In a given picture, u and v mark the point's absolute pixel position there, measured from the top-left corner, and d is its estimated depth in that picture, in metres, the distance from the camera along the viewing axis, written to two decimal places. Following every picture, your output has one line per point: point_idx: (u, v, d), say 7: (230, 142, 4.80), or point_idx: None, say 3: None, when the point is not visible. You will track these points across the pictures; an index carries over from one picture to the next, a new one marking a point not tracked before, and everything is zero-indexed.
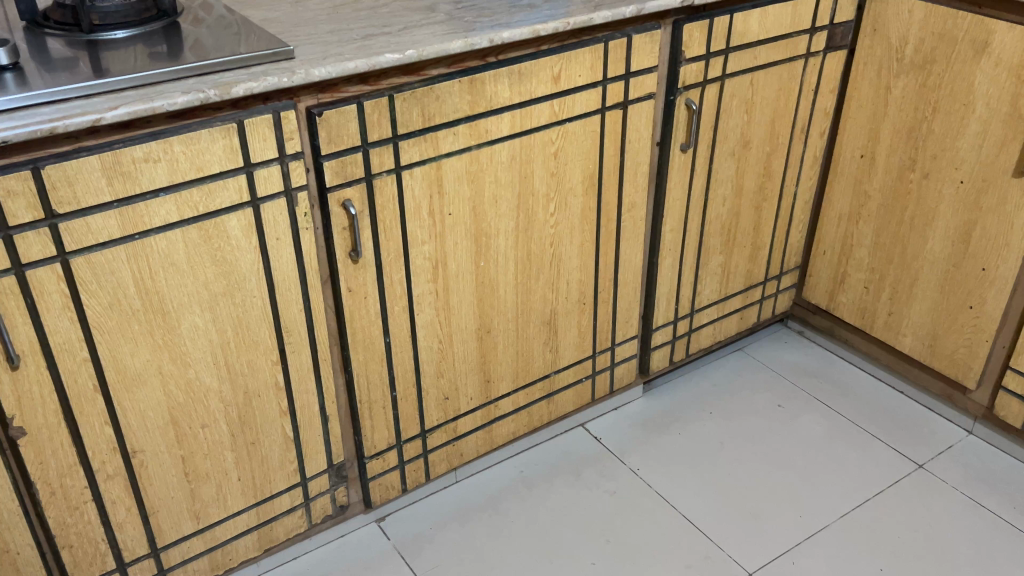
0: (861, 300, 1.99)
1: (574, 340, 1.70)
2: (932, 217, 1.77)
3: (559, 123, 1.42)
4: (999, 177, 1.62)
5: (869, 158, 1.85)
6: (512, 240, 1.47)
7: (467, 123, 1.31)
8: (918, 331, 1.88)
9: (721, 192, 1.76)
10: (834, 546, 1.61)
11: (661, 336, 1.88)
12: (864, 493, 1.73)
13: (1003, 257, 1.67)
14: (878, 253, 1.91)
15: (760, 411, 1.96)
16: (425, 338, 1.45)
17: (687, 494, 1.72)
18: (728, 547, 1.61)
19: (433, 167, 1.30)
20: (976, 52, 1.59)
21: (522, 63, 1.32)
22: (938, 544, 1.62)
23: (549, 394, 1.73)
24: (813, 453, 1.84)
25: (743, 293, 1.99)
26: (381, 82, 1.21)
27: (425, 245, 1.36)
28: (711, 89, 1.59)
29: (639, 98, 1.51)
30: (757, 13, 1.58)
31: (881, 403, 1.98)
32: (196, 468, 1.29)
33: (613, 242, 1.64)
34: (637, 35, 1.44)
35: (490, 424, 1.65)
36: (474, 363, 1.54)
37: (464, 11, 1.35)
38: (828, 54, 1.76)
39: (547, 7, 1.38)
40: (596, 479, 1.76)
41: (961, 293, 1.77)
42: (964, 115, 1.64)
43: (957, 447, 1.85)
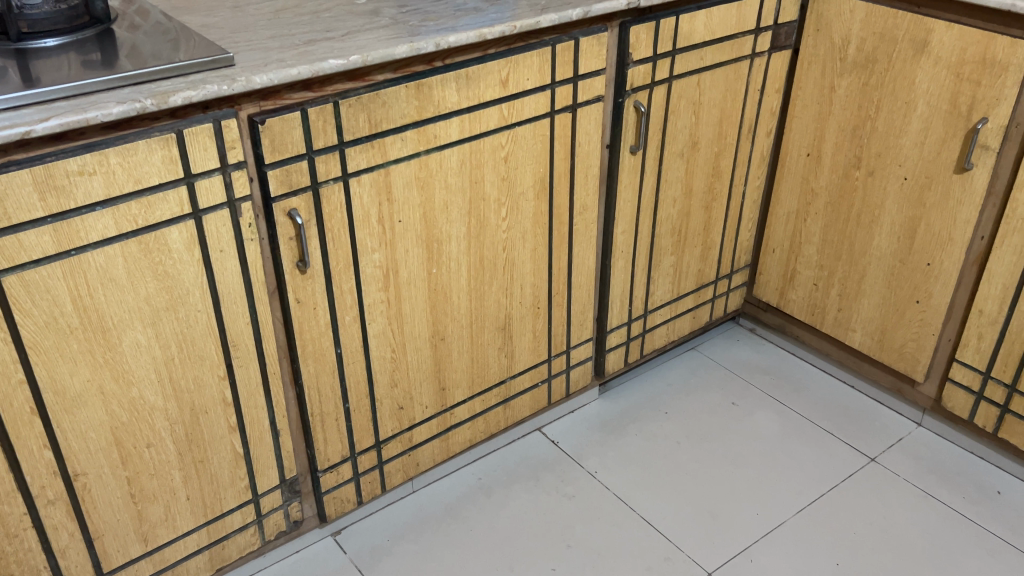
0: (810, 297, 2.01)
1: (529, 345, 1.69)
2: (878, 214, 1.79)
3: (508, 127, 1.41)
4: (942, 173, 1.65)
5: (814, 157, 1.87)
6: (464, 246, 1.45)
7: (415, 128, 1.29)
8: (867, 326, 1.90)
9: (671, 193, 1.76)
10: (791, 542, 1.62)
11: (616, 338, 1.87)
12: (819, 488, 1.75)
13: (947, 252, 1.70)
14: (826, 250, 1.93)
15: (715, 409, 1.97)
16: (377, 348, 1.42)
17: (645, 495, 1.72)
18: (688, 547, 1.61)
19: (381, 174, 1.28)
20: (916, 51, 1.62)
21: (469, 67, 1.31)
22: (892, 535, 1.64)
23: (505, 399, 1.71)
24: (768, 450, 1.85)
25: (695, 292, 2.00)
26: (325, 88, 1.18)
27: (376, 253, 1.34)
28: (659, 91, 1.60)
29: (588, 101, 1.50)
30: (702, 14, 1.58)
31: (833, 397, 2.01)
32: (142, 489, 1.25)
33: (566, 245, 1.63)
34: (584, 38, 1.43)
35: (446, 433, 1.63)
36: (428, 371, 1.52)
37: (409, 15, 1.33)
38: (773, 54, 1.78)
39: (493, 10, 1.37)
40: (554, 483, 1.75)
41: (907, 287, 1.79)
42: (907, 113, 1.67)
43: (907, 439, 1.88)
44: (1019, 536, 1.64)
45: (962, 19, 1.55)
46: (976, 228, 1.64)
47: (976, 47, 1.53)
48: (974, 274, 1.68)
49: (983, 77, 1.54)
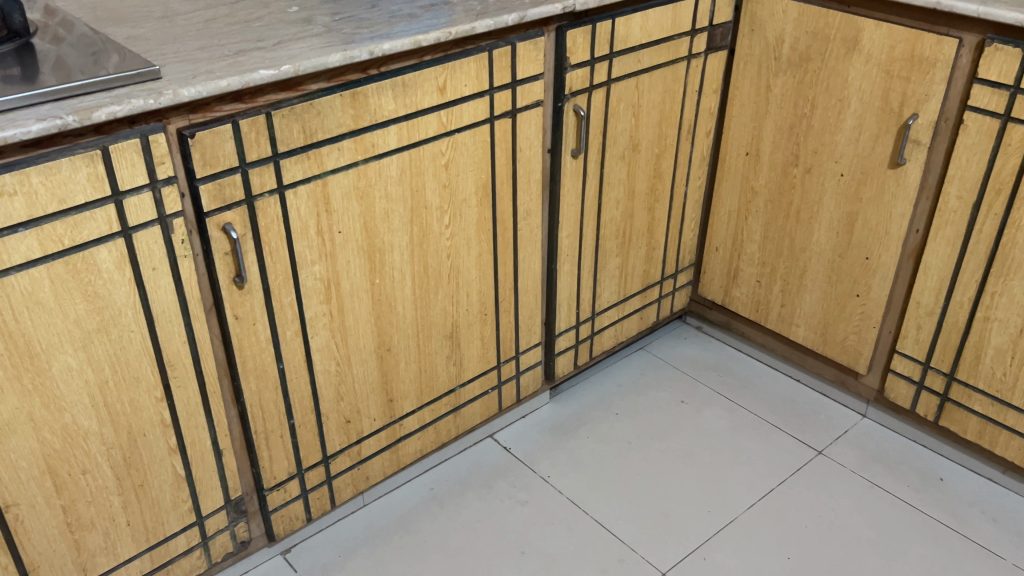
0: (754, 294, 2.03)
1: (477, 352, 1.67)
2: (816, 210, 1.82)
3: (447, 134, 1.39)
4: (877, 169, 1.68)
5: (753, 155, 1.89)
6: (407, 255, 1.44)
7: (352, 137, 1.26)
8: (810, 321, 1.93)
9: (614, 195, 1.77)
10: (742, 538, 1.64)
11: (565, 341, 1.87)
12: (769, 483, 1.77)
13: (884, 246, 1.73)
14: (767, 247, 1.95)
15: (664, 408, 1.98)
16: (321, 362, 1.40)
17: (598, 498, 1.72)
18: (641, 548, 1.61)
19: (318, 185, 1.25)
20: (848, 49, 1.65)
21: (405, 74, 1.29)
22: (840, 527, 1.66)
23: (455, 408, 1.70)
24: (718, 447, 1.86)
25: (642, 293, 2.01)
26: (257, 99, 1.16)
27: (316, 265, 1.31)
28: (598, 95, 1.60)
29: (527, 106, 1.49)
30: (638, 17, 1.59)
31: (779, 392, 2.03)
32: (79, 517, 1.21)
33: (511, 251, 1.62)
34: (521, 42, 1.43)
35: (396, 444, 1.61)
36: (375, 384, 1.50)
37: (343, 23, 1.31)
38: (709, 55, 1.80)
39: (428, 16, 1.36)
40: (506, 490, 1.74)
41: (848, 282, 1.82)
42: (841, 110, 1.70)
43: (852, 431, 1.91)
44: (962, 522, 1.68)
45: (891, 17, 1.58)
46: (911, 221, 1.67)
47: (905, 45, 1.56)
48: (910, 266, 1.72)
49: (912, 74, 1.57)
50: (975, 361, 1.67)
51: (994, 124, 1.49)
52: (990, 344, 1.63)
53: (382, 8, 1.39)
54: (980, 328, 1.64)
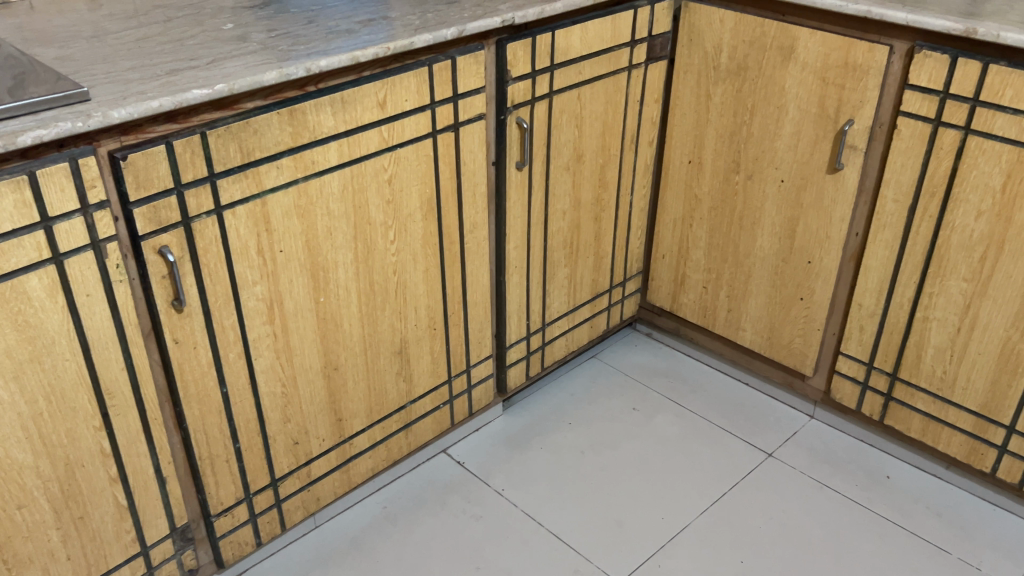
0: (701, 300, 2.05)
1: (427, 368, 1.66)
2: (759, 216, 1.85)
3: (389, 149, 1.38)
4: (815, 174, 1.71)
5: (696, 163, 1.91)
6: (351, 272, 1.42)
7: (291, 155, 1.25)
8: (756, 325, 1.96)
9: (560, 206, 1.77)
10: (696, 544, 1.64)
11: (516, 353, 1.87)
12: (720, 487, 1.78)
13: (825, 249, 1.76)
14: (713, 253, 1.97)
15: (616, 416, 1.99)
16: (265, 384, 1.37)
17: (552, 509, 1.72)
18: (596, 558, 1.61)
19: (257, 204, 1.24)
20: (784, 58, 1.67)
21: (344, 91, 1.28)
22: (791, 529, 1.68)
23: (406, 424, 1.68)
24: (670, 453, 1.87)
25: (591, 301, 2.01)
26: (191, 119, 1.14)
27: (257, 285, 1.29)
28: (540, 107, 1.60)
29: (469, 119, 1.49)
30: (577, 29, 1.60)
31: (729, 396, 2.06)
32: (16, 553, 1.17)
33: (458, 264, 1.62)
34: (461, 56, 1.42)
35: (347, 464, 1.59)
36: (323, 404, 1.48)
37: (279, 40, 1.30)
38: (650, 65, 1.81)
39: (366, 31, 1.35)
40: (460, 505, 1.72)
41: (791, 285, 1.85)
42: (779, 117, 1.73)
43: (801, 432, 1.94)
44: (909, 518, 1.71)
45: (824, 26, 1.61)
46: (851, 224, 1.71)
47: (839, 52, 1.59)
48: (851, 269, 1.75)
49: (847, 81, 1.60)
50: (916, 360, 1.70)
51: (926, 129, 1.53)
52: (930, 343, 1.67)
53: (319, 24, 1.38)
54: (920, 328, 1.67)
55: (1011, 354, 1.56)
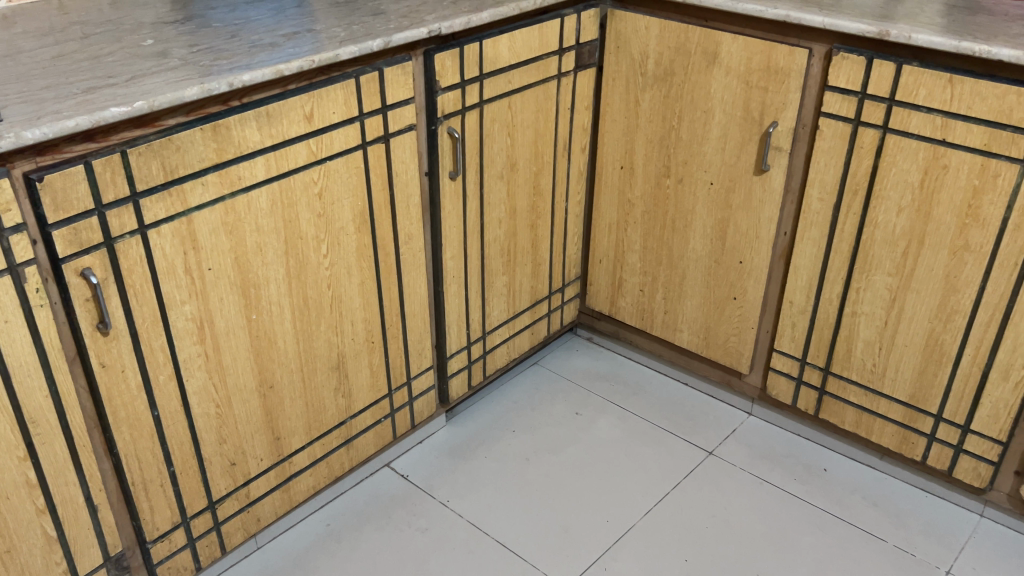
0: (638, 303, 2.07)
1: (366, 382, 1.64)
2: (690, 218, 1.88)
3: (318, 162, 1.37)
4: (743, 176, 1.75)
5: (628, 169, 1.94)
6: (284, 288, 1.40)
7: (216, 171, 1.23)
8: (692, 326, 1.99)
9: (496, 214, 1.77)
10: (642, 545, 1.66)
11: (457, 363, 1.86)
12: (663, 487, 1.80)
13: (755, 249, 1.80)
14: (648, 257, 2.00)
15: (559, 422, 1.99)
16: (198, 405, 1.35)
17: (498, 517, 1.72)
18: (543, 564, 1.61)
19: (183, 222, 1.21)
20: (708, 63, 1.71)
21: (269, 105, 1.26)
22: (733, 525, 1.71)
23: (347, 440, 1.66)
24: (613, 456, 1.89)
25: (530, 309, 2.02)
26: (110, 137, 1.11)
27: (186, 305, 1.27)
28: (471, 116, 1.61)
29: (399, 131, 1.48)
30: (505, 38, 1.60)
31: (669, 396, 2.08)
32: None
33: (394, 276, 1.61)
34: (388, 68, 1.42)
35: (287, 483, 1.57)
36: (259, 423, 1.46)
37: (200, 54, 1.28)
38: (579, 73, 1.83)
39: (291, 45, 1.33)
40: (405, 519, 1.71)
41: (724, 285, 1.88)
42: (706, 121, 1.76)
43: (740, 429, 1.97)
44: (846, 509, 1.75)
45: (745, 31, 1.65)
46: (779, 224, 1.75)
47: (760, 56, 1.63)
48: (781, 268, 1.79)
49: (770, 84, 1.64)
50: (847, 354, 1.75)
51: (846, 129, 1.57)
52: (860, 337, 1.71)
53: (242, 38, 1.36)
54: (849, 323, 1.72)
55: (936, 345, 1.61)
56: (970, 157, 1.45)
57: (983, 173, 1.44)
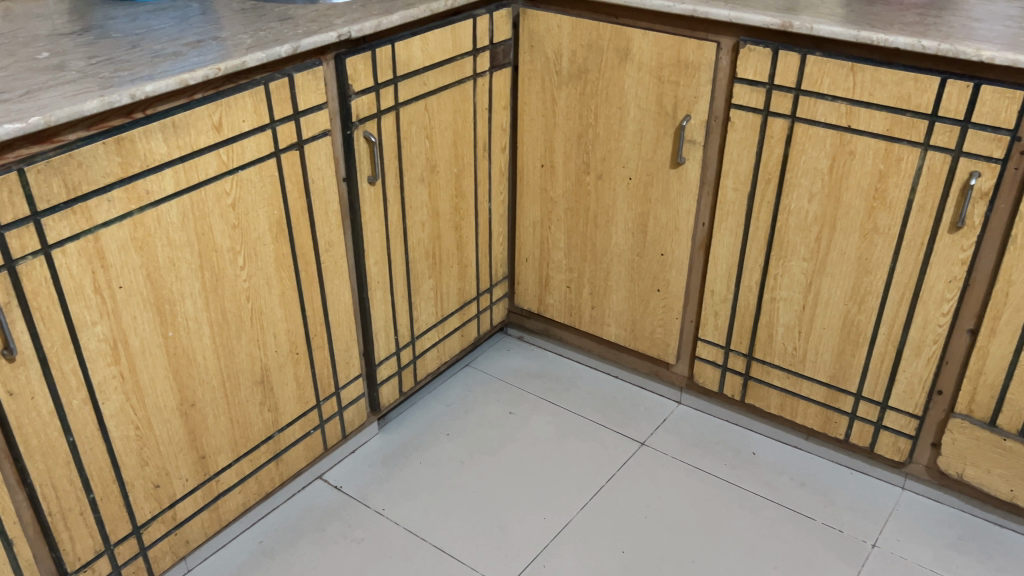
0: (566, 300, 2.09)
1: (293, 394, 1.62)
2: (612, 214, 1.89)
3: (230, 172, 1.34)
4: (660, 170, 1.77)
5: (548, 167, 1.94)
6: (201, 303, 1.37)
7: (122, 186, 1.19)
8: (619, 319, 2.01)
9: (418, 218, 1.76)
10: (579, 540, 1.67)
11: (386, 370, 1.84)
12: (598, 481, 1.82)
13: (675, 241, 1.83)
14: (572, 253, 2.01)
15: (492, 422, 1.99)
16: (117, 428, 1.30)
17: (435, 523, 1.71)
18: (481, 566, 1.61)
19: (90, 240, 1.17)
20: (621, 59, 1.73)
21: (175, 115, 1.23)
22: (667, 514, 1.73)
23: (276, 455, 1.63)
24: (548, 453, 1.89)
25: (459, 311, 2.01)
26: (5, 155, 1.06)
27: (97, 325, 1.22)
28: (387, 120, 1.59)
29: (313, 137, 1.46)
30: (417, 40, 1.59)
31: (600, 391, 2.10)
32: None
33: (316, 285, 1.58)
34: (298, 74, 1.40)
35: (215, 502, 1.53)
36: (182, 443, 1.42)
37: (99, 66, 1.24)
38: (494, 73, 1.83)
39: (195, 53, 1.30)
40: (340, 531, 1.69)
41: (648, 278, 1.91)
42: (621, 117, 1.78)
43: (671, 418, 2.00)
44: (775, 490, 1.79)
45: (655, 27, 1.67)
46: (697, 216, 1.78)
47: (670, 51, 1.66)
48: (702, 258, 1.82)
49: (681, 78, 1.67)
50: (768, 340, 1.79)
51: (756, 119, 1.61)
52: (779, 322, 1.75)
53: (143, 48, 1.32)
54: (769, 309, 1.76)
55: (852, 326, 1.66)
56: (874, 142, 1.50)
57: (887, 157, 1.49)
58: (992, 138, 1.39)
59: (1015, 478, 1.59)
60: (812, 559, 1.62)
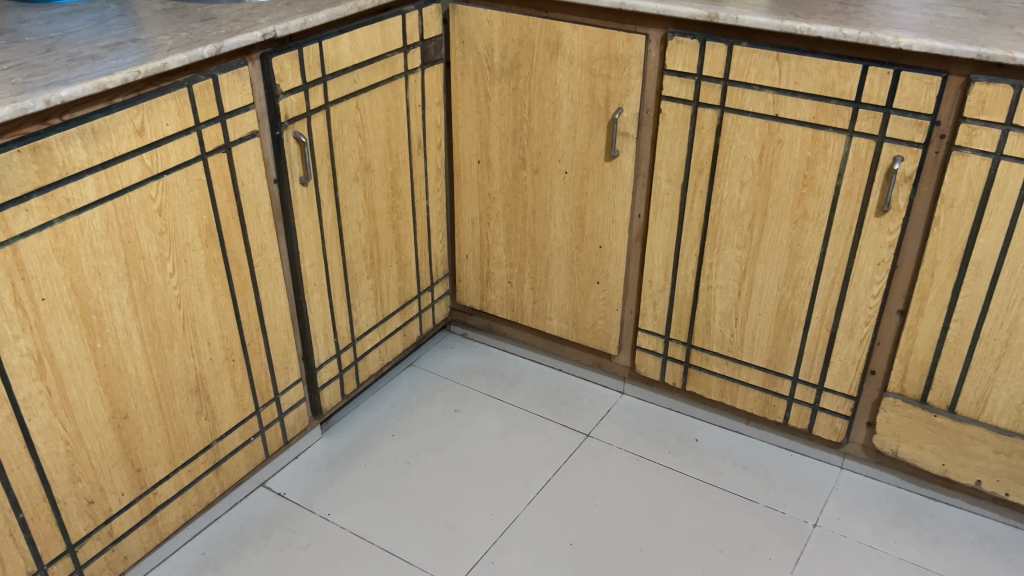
0: (508, 295, 2.08)
1: (230, 402, 1.58)
2: (549, 207, 1.90)
3: (154, 177, 1.31)
4: (595, 163, 1.78)
5: (484, 163, 1.94)
6: (130, 312, 1.33)
7: (41, 195, 1.15)
8: (561, 312, 2.01)
9: (353, 218, 1.74)
10: (527, 535, 1.67)
11: (327, 373, 1.82)
12: (545, 474, 1.82)
13: (613, 233, 1.84)
14: (512, 248, 2.01)
15: (437, 420, 1.98)
16: (45, 445, 1.26)
17: (382, 525, 1.69)
18: (430, 566, 1.60)
19: (7, 252, 1.14)
20: (552, 53, 1.73)
21: (94, 120, 1.19)
22: (614, 504, 1.74)
23: (216, 464, 1.60)
24: (493, 449, 1.89)
25: (400, 310, 1.99)
26: None
27: (19, 340, 1.19)
28: (317, 119, 1.57)
29: (241, 138, 1.43)
30: (346, 38, 1.57)
31: (545, 384, 2.10)
32: None
33: (250, 290, 1.55)
34: (223, 74, 1.37)
35: (154, 515, 1.50)
36: (116, 456, 1.38)
37: (12, 71, 1.19)
38: (426, 69, 1.82)
39: (113, 56, 1.26)
40: (285, 538, 1.66)
41: (587, 271, 1.92)
42: (555, 111, 1.78)
43: (615, 409, 2.02)
44: (718, 475, 1.82)
45: (584, 20, 1.68)
46: (633, 208, 1.79)
47: (601, 44, 1.66)
48: (639, 249, 1.84)
49: (612, 71, 1.68)
50: (706, 327, 1.81)
51: (686, 110, 1.63)
52: (716, 309, 1.78)
53: (59, 51, 1.28)
54: (706, 298, 1.78)
55: (787, 311, 1.69)
56: (801, 130, 1.52)
57: (814, 144, 1.52)
58: (914, 123, 1.42)
59: (946, 452, 1.63)
60: (756, 542, 1.65)
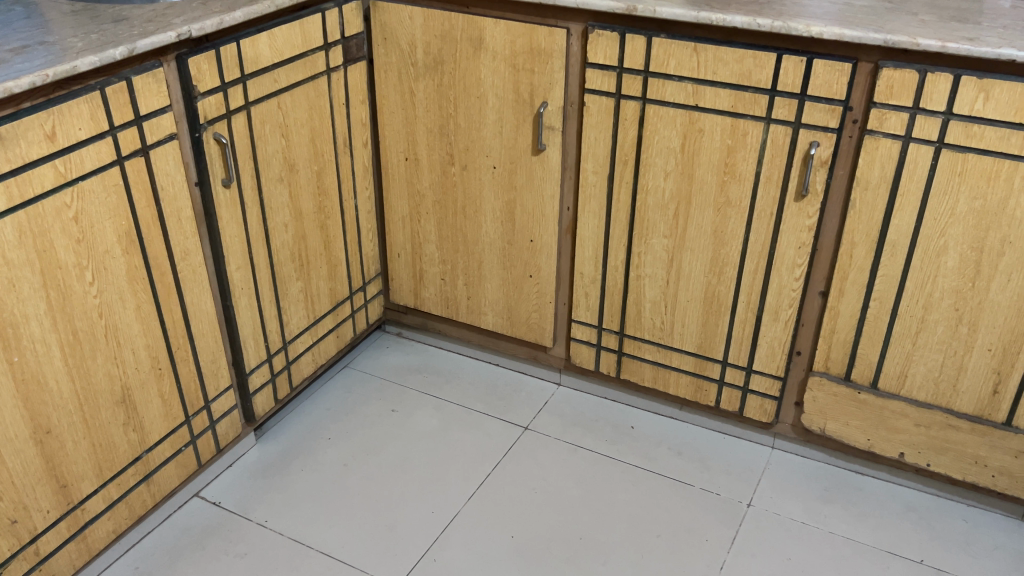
0: (441, 292, 2.08)
1: (159, 412, 1.55)
2: (479, 203, 1.90)
3: (68, 183, 1.27)
4: (522, 157, 1.79)
5: (412, 160, 1.93)
6: (48, 324, 1.29)
7: None
8: (494, 307, 2.02)
9: (279, 219, 1.72)
10: (469, 530, 1.67)
11: (259, 378, 1.79)
12: (484, 469, 1.83)
13: (543, 226, 1.85)
14: (443, 245, 2.00)
15: (374, 421, 1.97)
16: None
17: (321, 529, 1.67)
18: (372, 568, 1.59)
19: None
20: (475, 49, 1.73)
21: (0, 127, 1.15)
22: (554, 495, 1.76)
23: (146, 475, 1.56)
24: (432, 446, 1.89)
25: (332, 312, 1.97)
26: None
27: None
28: (238, 120, 1.54)
29: (159, 141, 1.40)
30: (264, 37, 1.55)
31: (481, 380, 2.11)
32: None
33: (175, 296, 1.52)
34: (137, 77, 1.33)
35: (82, 531, 1.45)
36: (39, 472, 1.34)
37: None
38: (349, 67, 1.80)
39: (20, 59, 1.22)
40: (221, 547, 1.63)
41: (519, 264, 1.93)
42: (480, 106, 1.78)
43: (552, 401, 2.04)
44: (655, 461, 1.85)
45: (506, 15, 1.68)
46: (562, 200, 1.81)
47: (523, 38, 1.67)
48: (569, 241, 1.86)
49: (535, 66, 1.69)
50: (637, 316, 1.84)
51: (609, 102, 1.65)
52: (646, 298, 1.80)
53: None
54: (636, 287, 1.80)
55: (714, 296, 1.73)
56: (721, 119, 1.56)
57: (734, 133, 1.56)
58: (827, 109, 1.47)
59: (870, 427, 1.69)
60: (693, 524, 1.68)
